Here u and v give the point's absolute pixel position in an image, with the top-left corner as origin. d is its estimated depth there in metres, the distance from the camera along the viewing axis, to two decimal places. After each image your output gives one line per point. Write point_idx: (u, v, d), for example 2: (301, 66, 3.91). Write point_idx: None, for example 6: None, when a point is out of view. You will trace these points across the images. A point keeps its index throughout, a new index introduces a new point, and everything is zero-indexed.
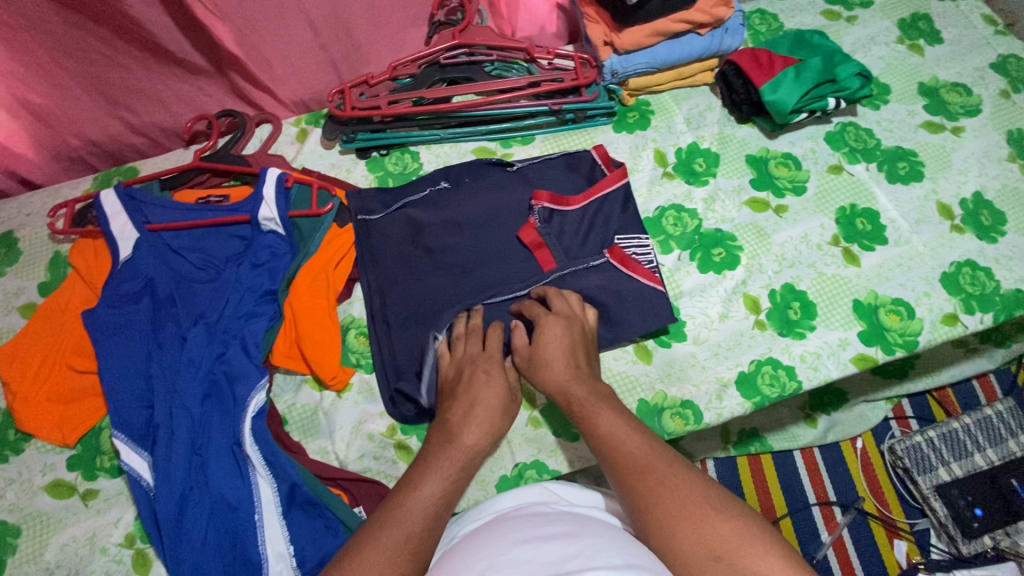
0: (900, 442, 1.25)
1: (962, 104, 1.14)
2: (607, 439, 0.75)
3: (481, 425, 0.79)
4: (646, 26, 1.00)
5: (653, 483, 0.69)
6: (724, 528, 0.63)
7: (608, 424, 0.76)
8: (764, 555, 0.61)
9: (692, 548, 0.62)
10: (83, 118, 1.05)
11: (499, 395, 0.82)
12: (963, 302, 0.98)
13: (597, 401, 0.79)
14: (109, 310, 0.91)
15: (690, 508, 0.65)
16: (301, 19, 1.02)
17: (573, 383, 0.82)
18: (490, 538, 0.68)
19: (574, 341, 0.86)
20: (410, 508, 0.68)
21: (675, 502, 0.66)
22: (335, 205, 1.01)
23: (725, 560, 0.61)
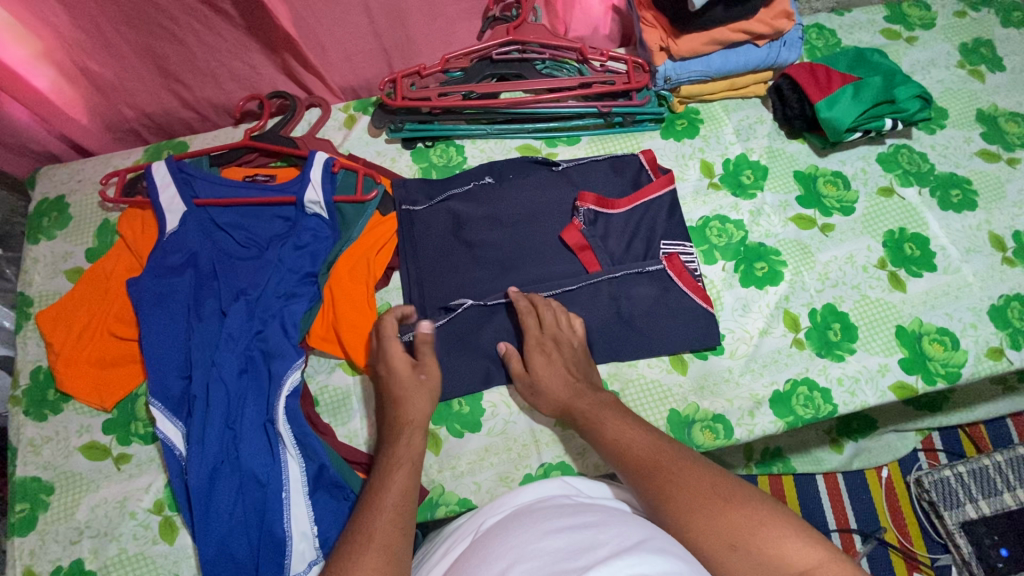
0: (927, 474, 1.23)
1: (1020, 135, 1.11)
2: (613, 441, 0.77)
3: (416, 409, 0.81)
4: (705, 34, 0.98)
5: (662, 479, 0.69)
6: (737, 516, 0.63)
7: (613, 431, 0.78)
8: (781, 539, 0.61)
9: (707, 539, 0.63)
10: (138, 88, 1.07)
11: (412, 379, 0.83)
12: (1010, 336, 0.96)
13: (600, 412, 0.81)
14: (154, 280, 0.93)
15: (701, 500, 0.65)
16: (358, 5, 1.02)
17: (574, 399, 0.84)
18: (516, 528, 0.67)
19: (567, 356, 0.88)
20: (378, 508, 0.70)
21: (691, 495, 0.66)
22: (380, 193, 1.01)
23: (741, 547, 0.61)
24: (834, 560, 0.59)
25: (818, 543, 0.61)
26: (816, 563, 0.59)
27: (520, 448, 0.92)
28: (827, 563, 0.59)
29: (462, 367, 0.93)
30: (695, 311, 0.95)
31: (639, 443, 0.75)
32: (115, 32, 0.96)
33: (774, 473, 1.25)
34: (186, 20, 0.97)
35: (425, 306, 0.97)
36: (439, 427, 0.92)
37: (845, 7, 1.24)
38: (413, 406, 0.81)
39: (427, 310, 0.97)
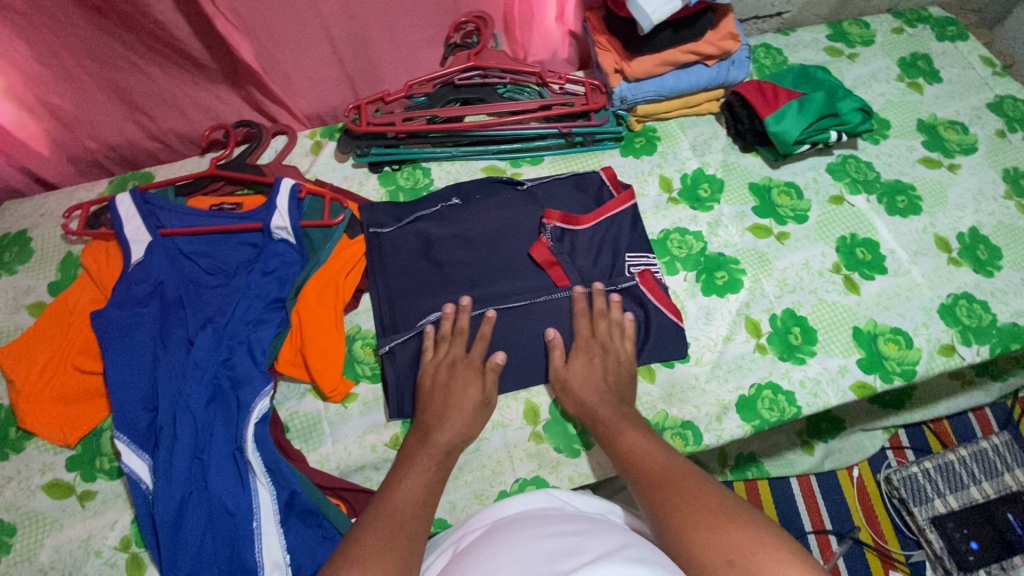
0: (896, 471, 1.26)
1: (959, 142, 1.17)
2: (629, 451, 0.79)
3: (454, 426, 0.85)
4: (656, 56, 1.03)
5: (667, 492, 0.70)
6: (738, 534, 0.63)
7: (629, 442, 0.80)
8: (781, 563, 0.59)
9: (705, 553, 0.62)
10: (101, 120, 1.07)
11: (477, 402, 0.88)
12: (960, 333, 1.00)
13: (620, 424, 0.83)
14: (119, 312, 0.92)
15: (706, 515, 0.66)
16: (322, 35, 1.05)
17: (600, 405, 0.86)
18: (507, 533, 0.68)
19: (606, 366, 0.91)
20: (397, 503, 0.74)
21: (693, 511, 0.67)
22: (347, 217, 1.02)
23: (739, 565, 0.60)
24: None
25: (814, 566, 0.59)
26: None
27: (494, 464, 0.90)
28: None
29: None
30: (662, 321, 0.97)
31: (648, 461, 0.77)
32: (79, 65, 0.98)
33: (749, 478, 1.27)
34: (149, 51, 0.99)
35: (398, 327, 0.98)
36: None
37: (790, 28, 1.31)
38: (463, 422, 0.85)
39: (400, 329, 0.97)
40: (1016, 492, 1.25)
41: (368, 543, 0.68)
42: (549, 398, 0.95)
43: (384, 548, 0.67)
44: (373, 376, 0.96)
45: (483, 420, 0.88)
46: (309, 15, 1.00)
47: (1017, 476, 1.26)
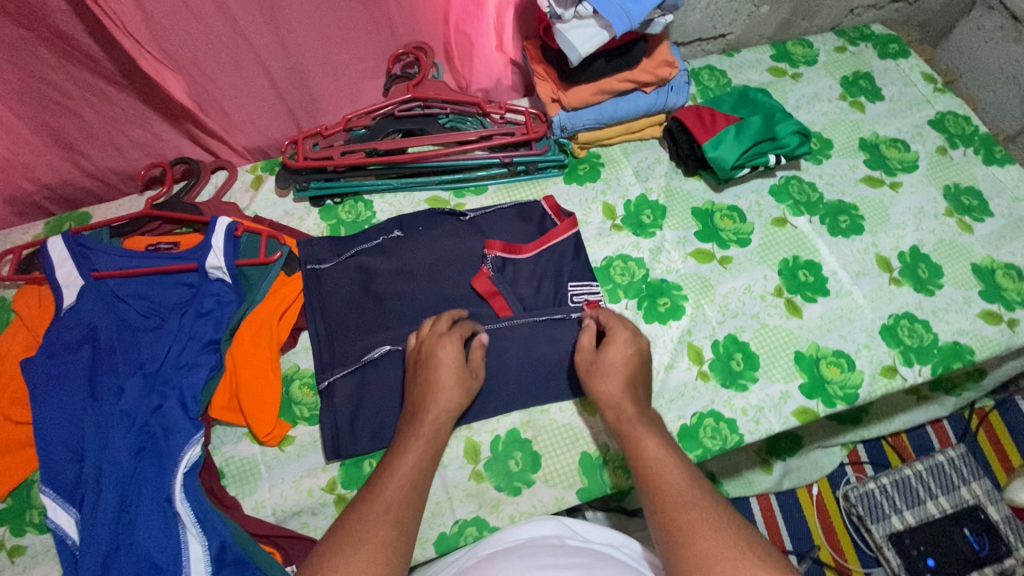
0: (854, 488, 1.26)
1: (900, 160, 1.18)
2: (650, 470, 0.72)
3: (438, 403, 0.81)
4: (592, 85, 1.03)
5: (691, 520, 0.64)
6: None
7: (654, 449, 0.74)
8: None
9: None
10: (37, 162, 1.03)
11: (457, 375, 0.84)
12: (902, 354, 1.00)
13: (644, 424, 0.78)
14: (48, 360, 0.90)
15: (734, 554, 0.60)
16: (259, 70, 1.03)
17: (625, 400, 0.81)
18: (512, 562, 0.66)
19: (638, 358, 0.86)
20: (392, 482, 0.70)
21: (724, 544, 0.61)
22: (284, 254, 1.01)
23: None
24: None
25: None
26: None
27: (433, 506, 0.89)
28: None
29: (371, 425, 0.92)
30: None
31: (674, 474, 0.70)
32: (8, 110, 0.93)
33: None
34: (81, 93, 0.96)
35: (337, 364, 0.96)
36: (351, 492, 0.90)
37: (735, 48, 1.31)
38: (445, 397, 0.82)
39: (338, 367, 0.96)
40: (973, 505, 1.24)
41: (357, 527, 0.64)
42: (490, 435, 0.93)
43: (375, 533, 0.63)
44: (311, 417, 0.95)
45: (467, 391, 0.85)
46: (243, 51, 0.99)
47: (974, 490, 1.26)
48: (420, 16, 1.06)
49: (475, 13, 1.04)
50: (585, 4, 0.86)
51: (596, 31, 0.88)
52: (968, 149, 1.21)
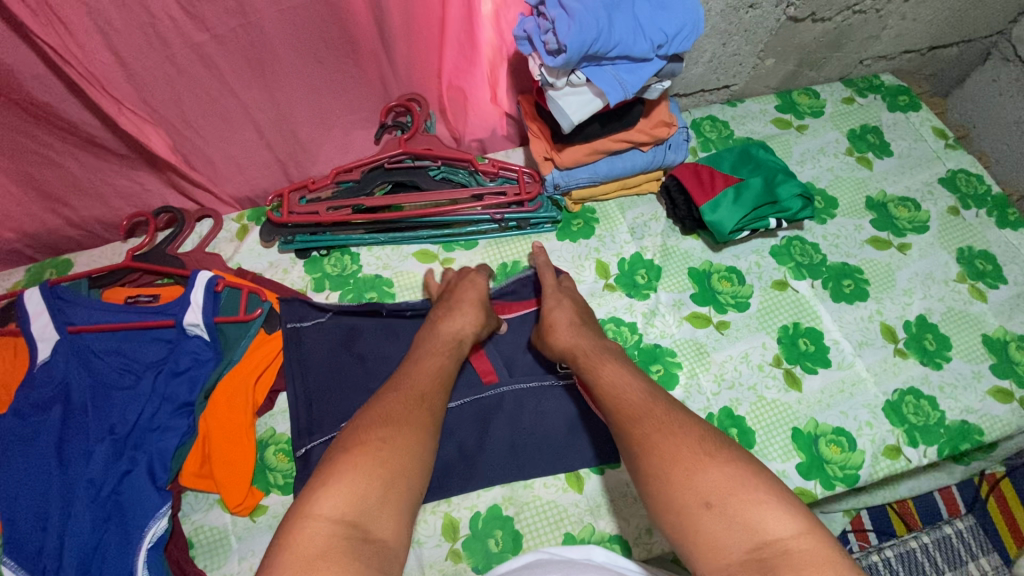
0: (857, 560, 1.20)
1: (909, 221, 1.14)
2: (605, 388, 0.79)
3: (463, 318, 0.89)
4: (585, 146, 0.99)
5: (645, 428, 0.71)
6: (716, 473, 0.64)
7: (610, 373, 0.81)
8: (759, 506, 0.60)
9: (683, 494, 0.63)
10: (17, 213, 1.00)
11: (479, 303, 0.92)
12: (906, 433, 0.96)
13: (601, 355, 0.85)
14: (16, 421, 0.88)
15: (682, 454, 0.67)
16: (247, 122, 1.01)
17: (579, 340, 0.88)
18: None
19: (578, 303, 0.94)
20: (418, 375, 0.80)
21: (670, 447, 0.68)
22: (265, 311, 0.98)
23: (717, 505, 0.61)
24: (817, 538, 0.58)
25: (798, 514, 0.60)
26: (793, 533, 0.58)
27: None
28: (803, 535, 0.58)
29: None
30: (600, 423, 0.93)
31: (630, 395, 0.77)
32: None
33: None
34: (65, 146, 0.94)
35: (314, 431, 0.92)
36: None
37: (739, 98, 1.27)
38: (466, 313, 0.90)
39: (316, 433, 0.92)
40: None
41: (389, 408, 0.73)
42: (470, 511, 0.89)
43: (405, 410, 0.73)
44: (285, 485, 0.91)
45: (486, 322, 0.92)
46: (231, 105, 0.97)
47: (979, 565, 1.23)
48: (414, 69, 1.03)
49: (468, 68, 1.02)
50: (577, 74, 0.83)
51: (589, 99, 0.85)
52: (981, 210, 1.16)
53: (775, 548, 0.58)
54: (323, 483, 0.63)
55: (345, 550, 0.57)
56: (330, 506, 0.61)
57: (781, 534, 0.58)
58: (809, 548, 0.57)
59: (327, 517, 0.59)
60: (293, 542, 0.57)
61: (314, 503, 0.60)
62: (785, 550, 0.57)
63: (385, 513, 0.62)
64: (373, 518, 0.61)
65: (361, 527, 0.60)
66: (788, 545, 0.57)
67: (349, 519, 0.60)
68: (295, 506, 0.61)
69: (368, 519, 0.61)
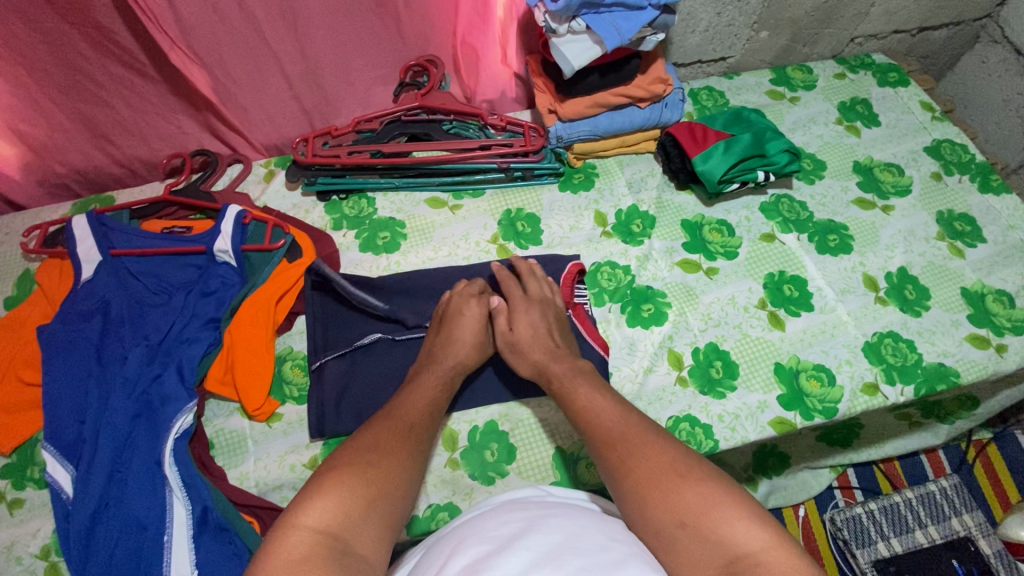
0: (840, 512, 1.24)
1: (894, 184, 1.20)
2: (583, 411, 0.83)
3: (460, 352, 0.91)
4: (587, 98, 1.08)
5: (623, 454, 0.76)
6: (691, 495, 0.69)
7: (584, 398, 0.85)
8: (728, 522, 0.67)
9: (662, 514, 0.69)
10: (70, 147, 1.13)
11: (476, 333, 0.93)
12: (884, 372, 1.01)
13: (574, 378, 0.88)
14: (61, 327, 0.96)
15: (663, 479, 0.72)
16: (278, 73, 1.11)
17: (551, 361, 0.90)
18: (480, 519, 0.73)
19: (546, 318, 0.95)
20: (412, 402, 0.83)
21: (650, 471, 0.73)
22: (287, 242, 1.06)
23: (691, 526, 0.67)
24: (785, 552, 0.64)
25: (763, 526, 0.66)
26: (761, 547, 0.64)
27: None
28: (770, 549, 0.64)
29: (356, 405, 0.97)
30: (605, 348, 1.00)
31: (606, 416, 0.81)
32: (49, 97, 1.03)
33: None
34: (115, 86, 1.05)
35: (328, 347, 1.01)
36: None
37: (735, 71, 1.35)
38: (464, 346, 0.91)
39: (331, 349, 1.02)
40: (963, 537, 1.22)
41: (382, 434, 0.76)
42: (468, 424, 0.97)
43: (394, 437, 0.76)
44: (300, 397, 0.99)
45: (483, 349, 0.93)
46: (264, 56, 1.07)
47: (965, 521, 1.24)
48: (430, 29, 1.13)
49: (482, 27, 1.11)
50: (579, 20, 0.92)
51: (588, 45, 0.94)
52: (964, 177, 1.22)
53: (747, 561, 0.63)
54: (311, 496, 0.67)
55: (322, 559, 0.60)
56: (316, 518, 0.64)
57: (750, 548, 0.64)
58: (775, 558, 0.63)
59: (312, 529, 0.63)
60: (279, 548, 0.62)
61: (300, 514, 0.64)
62: (756, 563, 0.63)
63: (364, 530, 0.66)
64: (353, 534, 0.65)
65: (342, 541, 0.63)
66: (755, 558, 0.63)
67: (331, 531, 0.64)
68: (284, 514, 0.65)
69: (347, 534, 0.64)
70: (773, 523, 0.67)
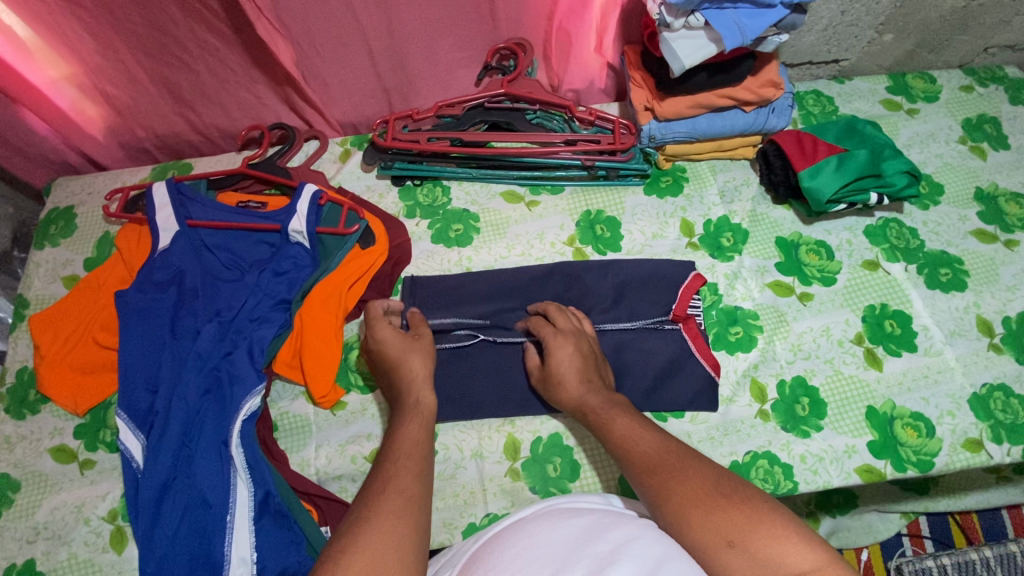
0: (909, 562, 1.18)
1: (1020, 217, 1.07)
2: (619, 441, 0.76)
3: (415, 369, 0.86)
4: (689, 98, 0.99)
5: (663, 476, 0.68)
6: (735, 513, 0.61)
7: (622, 428, 0.78)
8: (781, 539, 0.58)
9: (703, 534, 0.61)
10: (152, 112, 1.12)
11: (401, 341, 0.89)
12: (991, 429, 0.92)
13: (610, 410, 0.81)
14: (138, 295, 0.96)
15: (702, 497, 0.64)
16: (362, 49, 1.06)
17: (589, 395, 0.85)
18: (512, 538, 0.66)
19: (584, 353, 0.89)
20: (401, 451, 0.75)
21: (688, 490, 0.65)
22: (362, 227, 1.03)
23: (739, 545, 0.59)
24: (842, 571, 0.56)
25: (820, 545, 0.58)
26: (815, 565, 0.56)
27: (467, 495, 0.91)
28: (826, 566, 0.56)
29: (452, 398, 0.96)
30: (695, 371, 0.95)
31: (647, 442, 0.75)
32: (134, 59, 1.02)
33: None
34: (199, 52, 1.02)
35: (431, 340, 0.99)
36: None
37: (847, 75, 1.23)
38: (410, 365, 0.87)
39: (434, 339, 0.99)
40: None
41: (387, 490, 0.68)
42: (532, 435, 0.94)
43: (388, 494, 0.68)
44: (364, 387, 0.98)
45: (422, 347, 0.90)
46: (351, 29, 1.02)
47: None
48: (525, 12, 1.05)
49: (581, 12, 1.03)
50: (698, 15, 0.84)
51: (704, 43, 0.86)
52: None
53: None
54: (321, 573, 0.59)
55: None
56: None
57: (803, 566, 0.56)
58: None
59: None
60: None
61: None
62: None
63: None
64: None
65: None
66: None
67: None
68: None
69: None
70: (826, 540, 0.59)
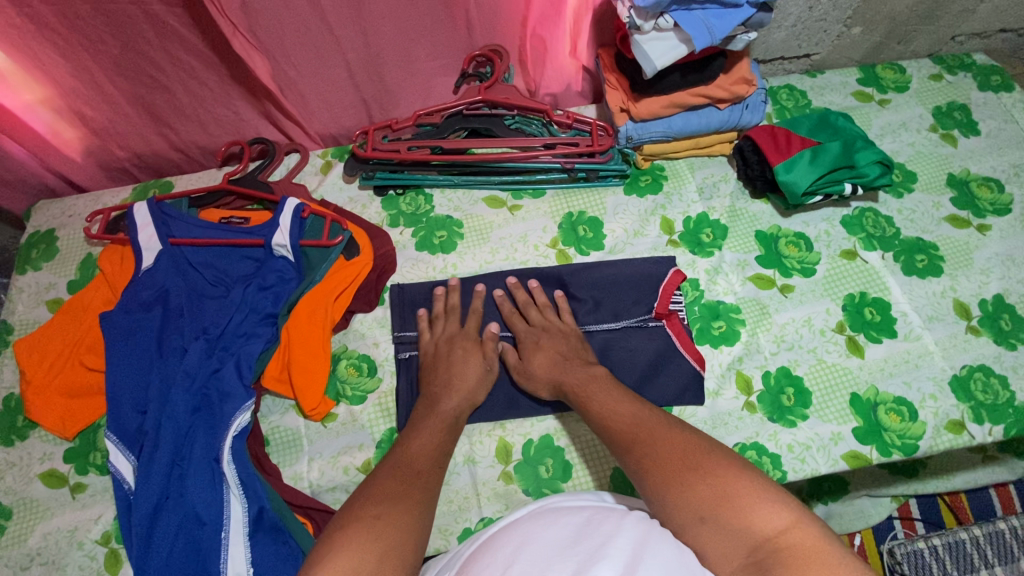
0: (900, 544, 1.19)
1: (992, 201, 1.10)
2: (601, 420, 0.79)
3: (461, 394, 0.90)
4: (664, 98, 1.01)
5: (641, 450, 0.71)
6: (705, 486, 0.63)
7: (598, 408, 0.81)
8: (750, 507, 0.60)
9: (679, 511, 0.63)
10: (130, 132, 1.12)
11: (477, 372, 0.93)
12: (972, 410, 0.93)
13: (595, 395, 0.84)
14: (123, 316, 0.96)
15: (676, 471, 0.66)
16: (339, 61, 1.07)
17: (564, 373, 0.90)
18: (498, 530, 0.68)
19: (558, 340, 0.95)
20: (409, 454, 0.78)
21: (663, 465, 0.67)
22: (345, 238, 1.03)
23: (711, 518, 0.61)
24: (809, 531, 0.57)
25: (787, 508, 0.60)
26: (782, 529, 0.58)
27: (461, 500, 0.92)
28: (792, 528, 0.58)
29: None
30: (680, 366, 0.96)
31: (621, 420, 0.78)
32: (109, 80, 1.02)
33: None
34: (175, 71, 1.02)
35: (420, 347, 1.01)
36: None
37: (818, 69, 1.26)
38: (461, 382, 0.91)
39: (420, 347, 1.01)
40: None
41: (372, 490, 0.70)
42: (523, 438, 0.95)
43: (379, 490, 0.70)
44: (353, 397, 0.98)
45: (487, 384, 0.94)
46: (327, 42, 1.03)
47: None
48: (499, 19, 1.06)
49: (554, 18, 1.04)
50: (667, 17, 0.85)
51: (674, 44, 0.88)
52: None
53: (772, 545, 0.57)
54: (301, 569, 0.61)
55: None
56: None
57: (771, 532, 0.58)
58: (801, 539, 0.57)
59: None
60: None
61: None
62: (778, 547, 0.57)
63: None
64: None
65: None
66: (777, 542, 0.57)
67: None
68: None
69: None
70: (794, 500, 0.61)
